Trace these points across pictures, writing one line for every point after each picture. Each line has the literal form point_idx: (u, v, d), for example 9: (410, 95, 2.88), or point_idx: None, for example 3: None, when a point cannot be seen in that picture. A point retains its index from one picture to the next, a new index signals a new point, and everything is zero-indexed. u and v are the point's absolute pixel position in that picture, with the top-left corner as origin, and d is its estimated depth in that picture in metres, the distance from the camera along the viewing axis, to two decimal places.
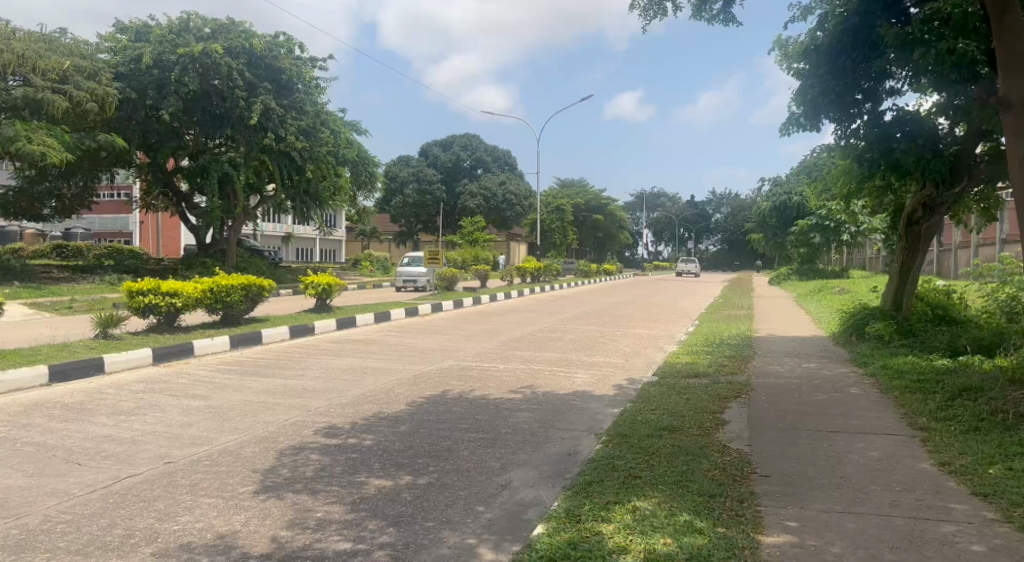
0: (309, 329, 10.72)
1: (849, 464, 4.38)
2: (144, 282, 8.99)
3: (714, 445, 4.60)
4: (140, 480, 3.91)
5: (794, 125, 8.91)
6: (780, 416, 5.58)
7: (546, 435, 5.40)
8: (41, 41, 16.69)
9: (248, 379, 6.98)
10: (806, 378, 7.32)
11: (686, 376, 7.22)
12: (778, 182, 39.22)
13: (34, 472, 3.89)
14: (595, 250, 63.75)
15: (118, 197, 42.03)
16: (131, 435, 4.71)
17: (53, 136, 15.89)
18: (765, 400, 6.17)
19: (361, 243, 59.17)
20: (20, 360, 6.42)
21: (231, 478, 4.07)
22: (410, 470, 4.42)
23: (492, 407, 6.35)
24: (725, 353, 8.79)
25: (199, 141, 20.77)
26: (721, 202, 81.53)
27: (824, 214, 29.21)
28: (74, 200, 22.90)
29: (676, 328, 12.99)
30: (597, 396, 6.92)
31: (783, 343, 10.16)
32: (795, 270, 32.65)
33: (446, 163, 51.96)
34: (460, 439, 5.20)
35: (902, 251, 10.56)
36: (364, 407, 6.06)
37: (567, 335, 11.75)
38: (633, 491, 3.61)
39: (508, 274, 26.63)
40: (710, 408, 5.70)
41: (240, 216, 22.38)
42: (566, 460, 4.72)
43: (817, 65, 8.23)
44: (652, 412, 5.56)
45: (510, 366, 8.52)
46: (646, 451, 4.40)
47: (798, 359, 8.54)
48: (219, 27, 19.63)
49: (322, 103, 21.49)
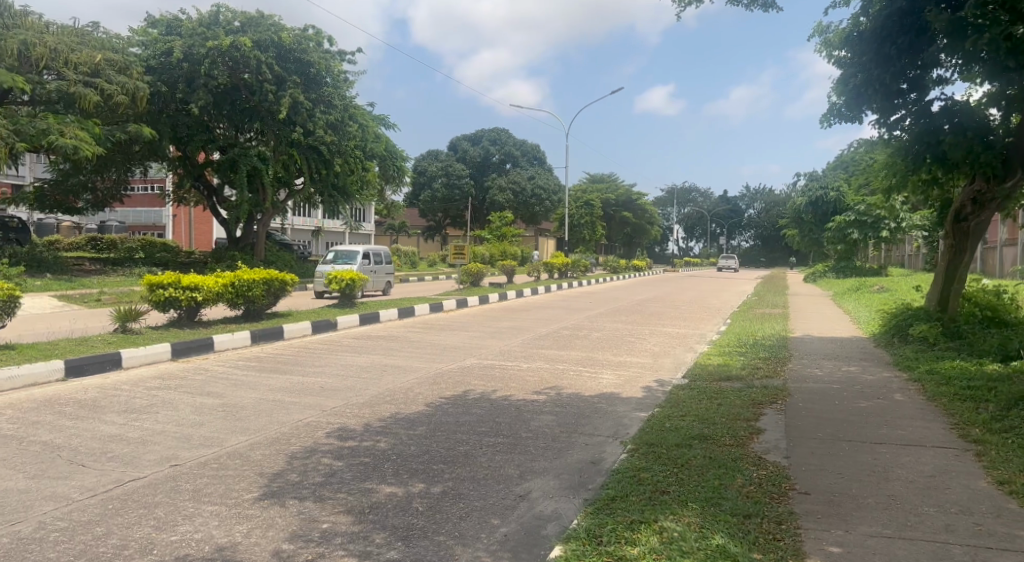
0: (331, 324, 10.62)
1: (897, 481, 4.01)
2: (165, 276, 8.93)
3: (748, 458, 4.28)
4: (143, 484, 3.76)
5: (835, 116, 8.47)
6: (821, 426, 5.21)
7: (569, 440, 5.13)
8: (74, 34, 16.94)
9: (265, 376, 6.85)
10: (845, 382, 6.92)
11: (717, 378, 6.90)
12: (814, 177, 38.12)
13: (36, 474, 3.76)
14: (624, 245, 63.10)
15: (151, 191, 42.91)
16: (140, 436, 4.58)
17: (84, 130, 15.93)
18: (803, 407, 5.79)
19: (390, 238, 59.45)
20: (38, 355, 6.37)
21: (237, 483, 3.89)
22: (424, 477, 4.19)
23: (513, 409, 6.10)
24: (758, 355, 8.40)
25: (229, 134, 20.78)
26: (755, 197, 79.99)
27: (863, 209, 28.31)
28: (107, 193, 23.29)
29: (707, 328, 12.55)
30: (623, 398, 6.65)
31: (822, 345, 9.65)
32: (832, 268, 31.71)
33: (475, 158, 51.74)
34: (477, 444, 4.96)
35: (949, 249, 10.01)
36: (380, 408, 5.88)
37: (594, 334, 11.43)
38: (661, 510, 3.33)
39: (536, 269, 26.39)
40: (743, 415, 5.36)
41: (269, 211, 22.47)
42: (589, 469, 4.45)
43: (860, 53, 7.80)
44: (681, 418, 5.25)
45: (534, 366, 8.27)
46: (675, 463, 4.10)
47: (838, 363, 8.06)
48: (248, 20, 19.68)
49: (350, 97, 21.41)
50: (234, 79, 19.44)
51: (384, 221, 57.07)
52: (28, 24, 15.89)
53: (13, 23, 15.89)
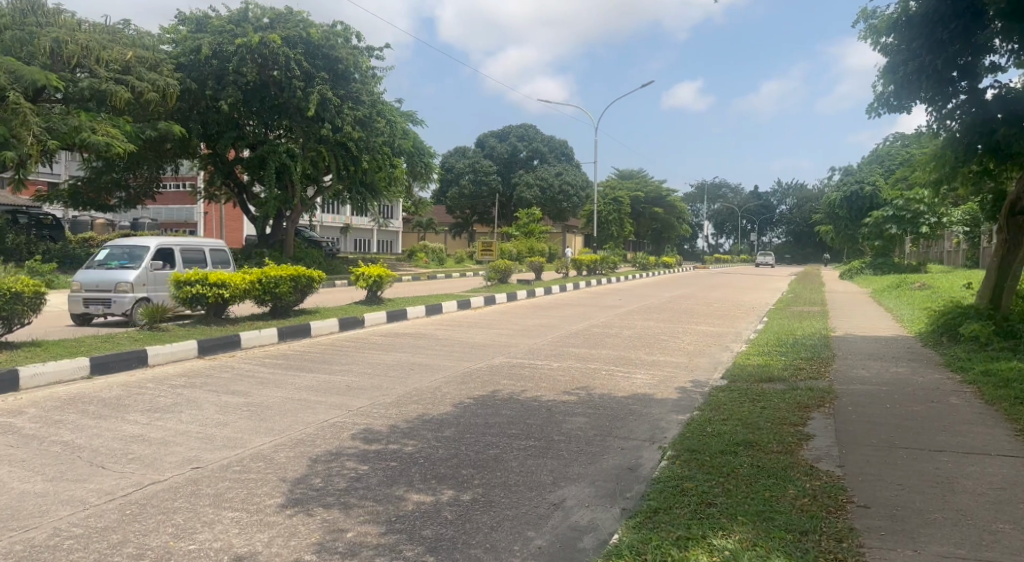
0: (358, 321, 10.49)
1: (965, 494, 3.69)
2: (192, 272, 8.86)
3: (800, 467, 3.98)
4: (163, 488, 3.62)
5: (882, 105, 8.05)
6: (873, 432, 4.87)
7: (603, 444, 4.89)
8: (105, 32, 17.11)
9: (291, 374, 6.73)
10: (895, 385, 6.53)
11: (758, 380, 6.56)
12: (849, 172, 37.12)
13: (54, 477, 3.65)
14: (653, 242, 62.34)
15: (182, 188, 43.60)
16: (162, 436, 4.46)
17: (116, 127, 16.12)
18: (854, 411, 5.44)
19: (417, 234, 59.62)
20: (64, 352, 6.32)
21: (260, 487, 3.74)
22: (453, 483, 3.99)
23: (544, 410, 5.88)
24: (800, 355, 8.03)
25: (258, 132, 20.88)
26: (786, 193, 78.55)
27: (902, 204, 27.42)
28: (139, 191, 23.57)
29: (742, 326, 12.15)
30: (658, 400, 6.36)
31: (865, 344, 9.22)
32: (868, 264, 30.85)
33: (503, 154, 51.59)
34: (507, 447, 4.75)
35: (1003, 244, 9.47)
36: (408, 408, 5.71)
37: (625, 332, 11.12)
38: (708, 524, 3.09)
39: (564, 266, 26.07)
40: (789, 420, 5.05)
41: (297, 208, 22.54)
42: (627, 476, 4.21)
43: (909, 38, 7.35)
44: (723, 423, 4.95)
45: (564, 365, 8.01)
46: (720, 472, 3.81)
47: (885, 364, 7.64)
48: (277, 17, 19.79)
49: (378, 93, 21.30)
50: (264, 76, 19.49)
51: (412, 217, 57.25)
52: (61, 22, 16.14)
53: (47, 23, 16.17)
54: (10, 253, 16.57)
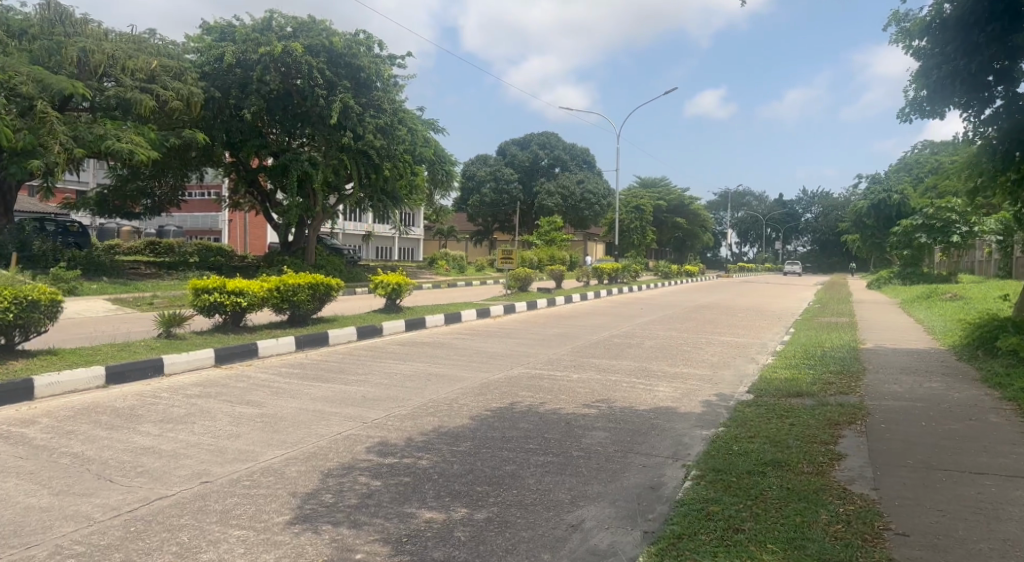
0: (376, 330, 10.43)
1: (1012, 521, 3.42)
2: (211, 280, 8.87)
3: (832, 490, 3.74)
4: (170, 503, 3.53)
5: (915, 111, 7.81)
6: (909, 451, 4.60)
7: (624, 461, 4.71)
8: (131, 42, 17.39)
9: (307, 384, 6.65)
10: (929, 401, 6.23)
11: (785, 395, 6.32)
12: (877, 181, 36.42)
13: (60, 491, 3.59)
14: (675, 250, 61.76)
15: (207, 196, 44.23)
16: (173, 448, 4.39)
17: (141, 135, 16.28)
18: (887, 429, 5.16)
19: (438, 241, 59.79)
20: (79, 361, 6.31)
21: (268, 504, 3.63)
22: (466, 501, 3.85)
23: (563, 424, 5.71)
24: (828, 368, 7.74)
25: (282, 140, 21.04)
26: (812, 201, 77.47)
27: (932, 212, 26.78)
28: (164, 198, 23.87)
29: (768, 337, 11.86)
30: (681, 414, 6.16)
31: (897, 357, 8.90)
32: (896, 274, 30.18)
33: (524, 162, 51.55)
34: (525, 463, 4.60)
35: None
36: (423, 420, 5.58)
37: (647, 343, 10.90)
38: (735, 553, 2.89)
39: (585, 275, 25.84)
40: (819, 438, 4.81)
41: (319, 215, 22.69)
42: (648, 496, 4.03)
43: (942, 42, 7.08)
44: (750, 440, 4.73)
45: (584, 377, 7.83)
46: (747, 494, 3.61)
47: (919, 379, 7.33)
48: (301, 25, 19.95)
49: (400, 102, 21.37)
50: (287, 85, 19.65)
51: (433, 225, 57.44)
52: (88, 32, 16.46)
53: (75, 32, 16.50)
54: (37, 260, 16.79)
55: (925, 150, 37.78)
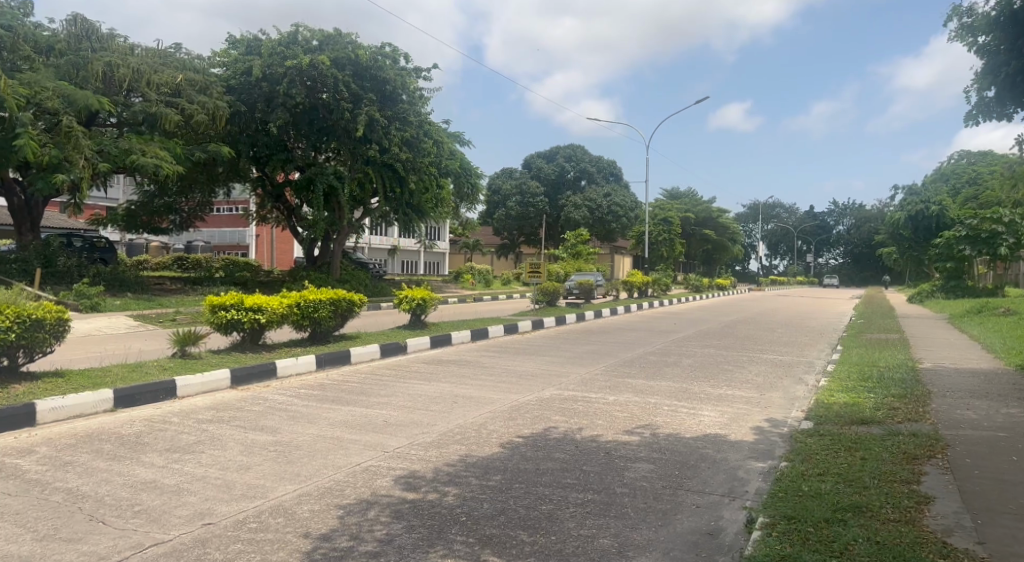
0: (401, 347, 10.04)
1: None
2: (228, 296, 8.54)
3: (930, 544, 3.16)
4: (165, 551, 3.12)
5: (983, 112, 7.16)
6: (1008, 493, 3.96)
7: (676, 500, 4.18)
8: (158, 57, 17.43)
9: (325, 408, 6.22)
10: (1012, 430, 5.56)
11: (848, 424, 5.68)
12: (915, 191, 35.24)
13: (45, 535, 3.20)
14: (704, 264, 60.68)
15: (233, 211, 44.95)
16: (177, 482, 4.00)
17: (166, 149, 16.24)
18: (974, 465, 4.52)
19: (464, 256, 59.54)
20: (86, 383, 5.98)
21: (275, 552, 3.18)
22: (499, 549, 3.36)
23: (602, 453, 5.20)
24: (890, 392, 7.08)
25: (307, 154, 20.73)
26: (844, 213, 75.82)
27: (976, 223, 25.56)
28: (191, 213, 23.99)
29: (815, 354, 11.20)
30: (731, 442, 5.61)
31: (960, 379, 8.18)
32: (939, 287, 28.92)
33: (550, 175, 51.31)
34: (563, 502, 4.10)
35: None
36: (449, 449, 5.11)
37: (685, 361, 10.34)
38: None
39: (614, 289, 25.22)
40: (899, 476, 4.23)
41: (344, 228, 22.46)
42: (708, 545, 3.51)
43: (1014, 37, 6.43)
44: (821, 479, 4.18)
45: (621, 399, 7.30)
46: (831, 550, 3.07)
47: (993, 403, 6.64)
48: (326, 39, 19.89)
49: (426, 114, 21.16)
50: (313, 99, 19.60)
51: (458, 238, 57.23)
52: (114, 47, 16.53)
53: (101, 47, 16.62)
54: (61, 276, 16.79)
55: (964, 161, 36.49)
